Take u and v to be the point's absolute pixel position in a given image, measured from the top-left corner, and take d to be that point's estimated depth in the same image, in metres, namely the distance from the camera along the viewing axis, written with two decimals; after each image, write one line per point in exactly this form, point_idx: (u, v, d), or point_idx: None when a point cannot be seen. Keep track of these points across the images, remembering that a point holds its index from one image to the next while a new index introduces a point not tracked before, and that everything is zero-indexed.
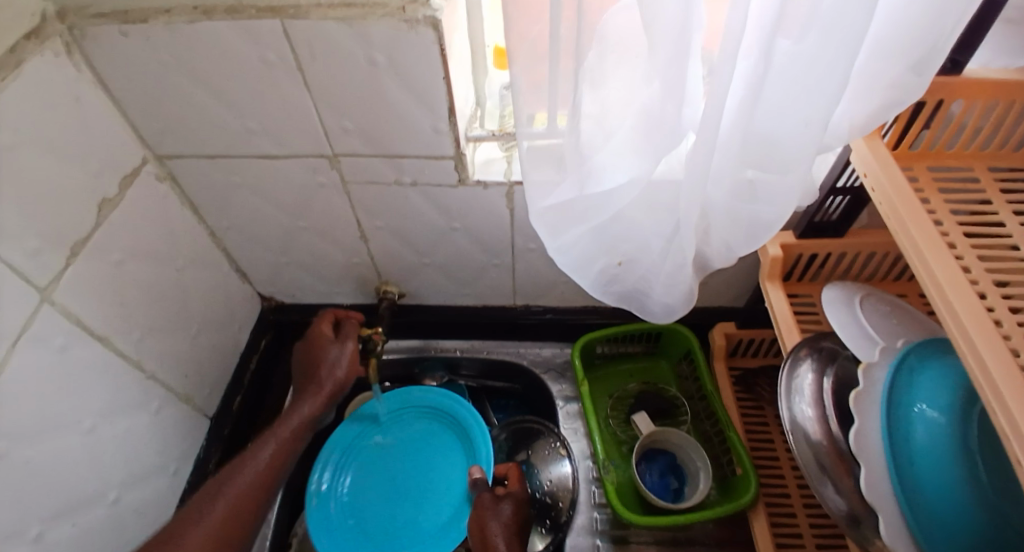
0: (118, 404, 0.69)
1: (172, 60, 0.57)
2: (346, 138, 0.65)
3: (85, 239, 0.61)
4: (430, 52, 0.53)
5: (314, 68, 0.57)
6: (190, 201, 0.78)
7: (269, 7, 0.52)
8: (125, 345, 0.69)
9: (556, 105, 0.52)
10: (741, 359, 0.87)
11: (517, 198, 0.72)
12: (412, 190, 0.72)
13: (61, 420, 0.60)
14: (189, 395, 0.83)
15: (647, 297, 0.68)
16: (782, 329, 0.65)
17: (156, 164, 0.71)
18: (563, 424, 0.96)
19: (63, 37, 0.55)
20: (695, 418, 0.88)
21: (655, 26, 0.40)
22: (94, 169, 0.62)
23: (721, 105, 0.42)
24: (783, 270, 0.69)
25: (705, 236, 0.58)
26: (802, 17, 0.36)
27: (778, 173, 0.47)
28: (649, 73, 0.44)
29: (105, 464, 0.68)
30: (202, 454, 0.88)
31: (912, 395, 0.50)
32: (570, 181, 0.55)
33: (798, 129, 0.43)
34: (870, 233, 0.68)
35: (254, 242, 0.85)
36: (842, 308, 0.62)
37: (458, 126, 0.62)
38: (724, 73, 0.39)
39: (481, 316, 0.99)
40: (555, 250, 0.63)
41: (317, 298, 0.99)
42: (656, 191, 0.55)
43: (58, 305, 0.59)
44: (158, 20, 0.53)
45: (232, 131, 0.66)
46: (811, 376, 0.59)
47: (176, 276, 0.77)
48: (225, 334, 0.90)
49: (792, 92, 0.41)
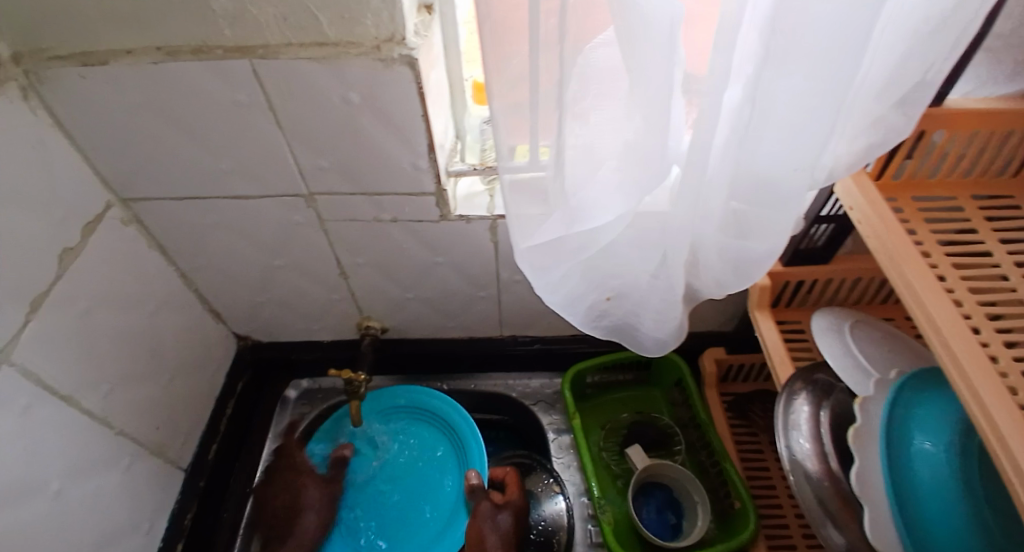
0: (84, 466, 0.65)
1: (137, 103, 0.55)
2: (323, 177, 0.63)
3: (46, 293, 0.58)
4: (408, 90, 0.52)
5: (288, 109, 0.55)
6: (160, 242, 0.74)
7: (238, 47, 0.50)
8: (91, 402, 0.65)
9: (538, 137, 0.50)
10: (732, 384, 0.86)
11: (501, 231, 0.70)
12: (392, 226, 0.70)
13: (24, 491, 0.56)
14: (163, 447, 0.79)
15: (637, 330, 0.67)
16: (775, 361, 0.63)
17: (123, 207, 0.68)
18: (556, 457, 0.93)
19: (19, 80, 0.53)
20: (689, 448, 0.86)
21: (640, 63, 0.39)
22: (55, 219, 0.58)
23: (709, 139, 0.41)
24: (772, 298, 0.68)
25: (695, 270, 0.57)
26: (789, 52, 0.35)
27: (766, 209, 0.46)
28: (631, 107, 0.43)
29: (73, 531, 0.63)
30: (176, 509, 0.83)
31: (909, 433, 0.49)
32: (556, 219, 0.53)
33: (789, 168, 0.42)
34: (857, 258, 0.68)
35: (228, 282, 0.82)
36: (832, 336, 0.62)
37: (438, 162, 0.60)
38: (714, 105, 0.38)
39: (468, 349, 0.96)
40: (541, 288, 0.61)
41: (296, 336, 0.96)
42: (643, 227, 0.53)
43: (19, 365, 0.55)
44: (121, 61, 0.51)
45: (204, 173, 0.63)
46: (807, 410, 0.58)
47: (147, 322, 0.74)
48: (199, 379, 0.86)
49: (781, 131, 0.40)
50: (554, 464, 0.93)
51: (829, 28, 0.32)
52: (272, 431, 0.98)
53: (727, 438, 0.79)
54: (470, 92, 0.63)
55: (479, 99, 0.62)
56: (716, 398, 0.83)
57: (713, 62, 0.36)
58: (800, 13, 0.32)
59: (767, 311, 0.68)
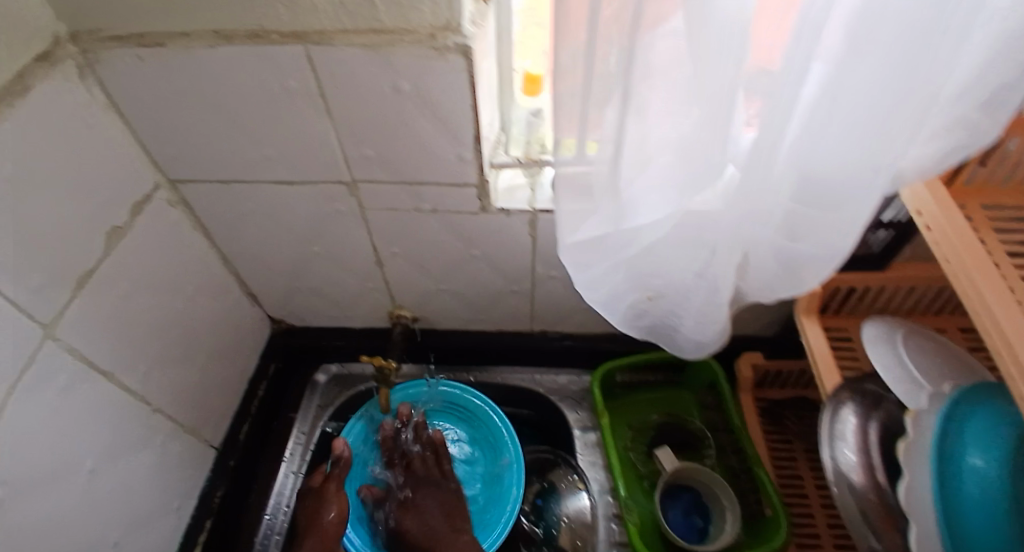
0: (121, 444, 0.66)
1: (188, 87, 0.56)
2: (366, 166, 0.63)
3: (91, 272, 0.59)
4: (458, 80, 0.51)
5: (337, 96, 0.54)
6: (203, 225, 0.75)
7: (293, 32, 0.49)
8: (130, 381, 0.66)
9: (586, 130, 0.47)
10: (767, 390, 0.84)
11: (541, 226, 0.69)
12: (431, 217, 0.70)
13: (61, 466, 0.58)
14: (196, 427, 0.81)
15: (676, 332, 0.66)
16: (820, 369, 0.62)
17: (169, 189, 0.69)
18: (582, 455, 0.93)
19: (76, 60, 0.53)
20: (719, 452, 0.85)
21: (713, 57, 0.37)
22: (103, 200, 0.59)
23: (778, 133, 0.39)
24: (819, 305, 0.66)
25: (741, 272, 0.56)
26: (878, 49, 0.33)
27: (829, 211, 0.45)
28: (693, 99, 0.42)
29: (107, 507, 0.65)
30: (205, 487, 0.85)
31: (962, 447, 0.47)
32: (602, 213, 0.52)
33: (862, 171, 0.40)
34: (910, 267, 0.65)
35: (265, 267, 0.83)
36: (882, 347, 0.59)
37: (483, 153, 0.60)
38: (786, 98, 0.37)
39: (498, 342, 0.96)
40: (582, 284, 0.60)
41: (329, 322, 0.97)
42: (693, 227, 0.52)
43: (62, 342, 0.56)
44: (176, 44, 0.51)
45: (248, 158, 0.64)
46: (853, 421, 0.56)
47: (186, 305, 0.75)
48: (234, 360, 0.88)
49: (855, 130, 0.38)
50: (580, 460, 0.92)
51: (923, 24, 0.31)
52: (299, 415, 0.98)
53: (761, 445, 0.77)
54: (519, 84, 0.62)
55: (530, 90, 0.61)
56: (749, 403, 0.81)
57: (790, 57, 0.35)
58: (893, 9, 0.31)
59: (814, 318, 0.66)
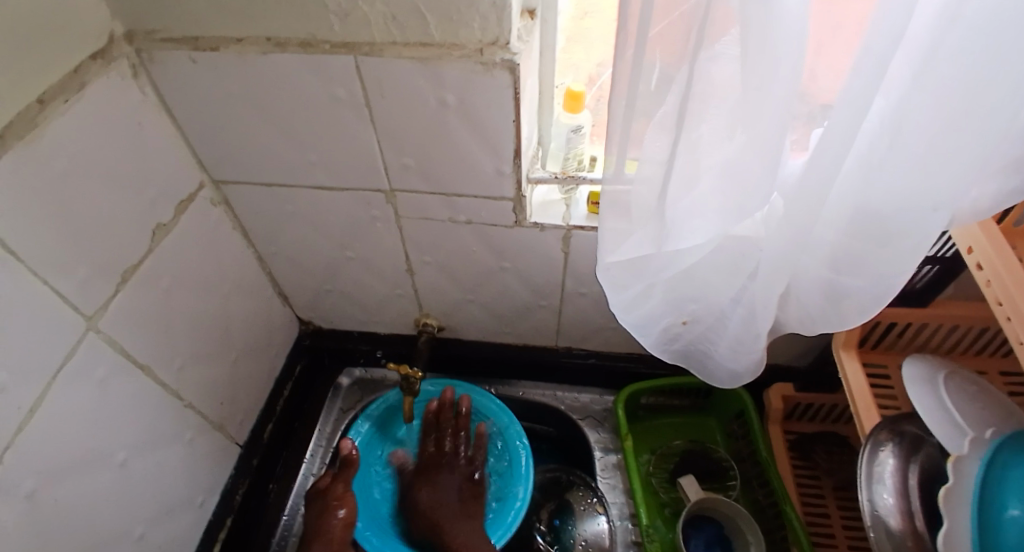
0: (151, 436, 0.67)
1: (239, 91, 0.57)
2: (405, 175, 0.63)
3: (134, 266, 0.60)
4: (503, 95, 0.52)
5: (382, 106, 0.55)
6: (241, 224, 0.77)
7: (343, 43, 0.51)
8: (164, 375, 0.68)
9: (626, 148, 0.46)
10: (796, 423, 0.81)
11: (574, 242, 0.69)
12: (465, 228, 0.70)
13: (95, 454, 0.59)
14: (223, 423, 0.82)
15: (710, 358, 0.64)
16: (858, 406, 0.59)
17: (212, 188, 0.71)
18: (601, 476, 0.91)
19: (130, 59, 0.55)
20: (744, 483, 0.82)
21: (767, 84, 0.36)
22: (149, 197, 0.61)
23: (834, 161, 0.38)
24: (859, 339, 0.64)
25: (783, 303, 0.55)
26: (941, 83, 0.32)
27: (881, 248, 0.43)
28: (737, 125, 0.41)
29: (134, 498, 0.66)
30: (229, 484, 0.86)
31: (1001, 497, 0.44)
32: (645, 234, 0.51)
33: (921, 210, 0.39)
34: (958, 305, 0.62)
35: (298, 268, 0.84)
36: (927, 388, 0.57)
37: (521, 168, 0.60)
38: (842, 127, 0.36)
39: (521, 355, 0.95)
40: (617, 306, 0.60)
41: (355, 325, 0.98)
42: (738, 253, 0.51)
43: (103, 334, 0.57)
44: (229, 49, 0.53)
45: (292, 163, 0.65)
46: (892, 462, 0.53)
47: (222, 302, 0.76)
48: (262, 358, 0.89)
49: (915, 166, 0.37)
50: (598, 483, 0.90)
51: (994, 62, 0.30)
52: (322, 416, 1.00)
53: (789, 481, 0.75)
54: (560, 100, 0.62)
55: (571, 107, 0.59)
56: (778, 435, 0.79)
57: (848, 89, 0.34)
58: (963, 45, 0.30)
59: (853, 352, 0.64)
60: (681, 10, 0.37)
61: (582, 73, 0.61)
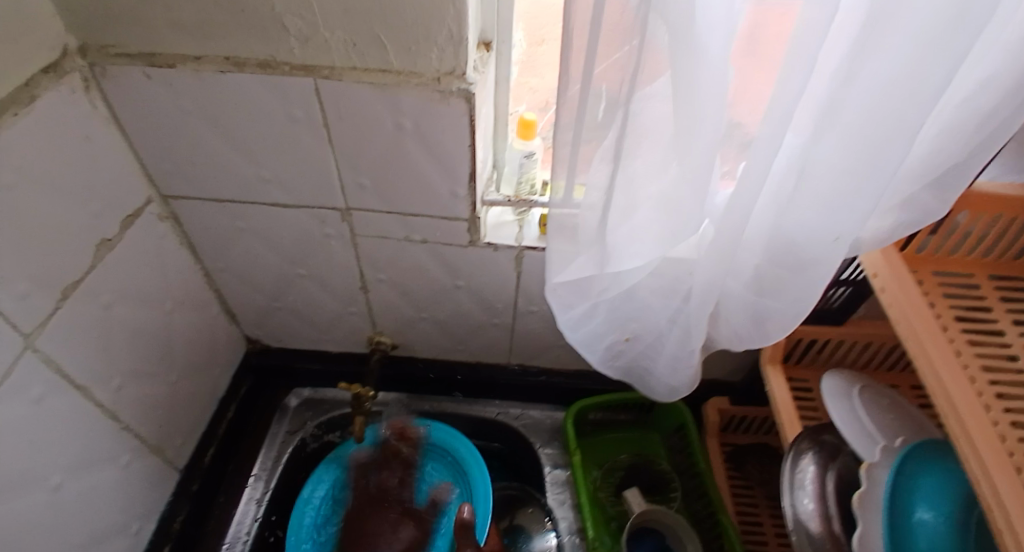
0: (87, 460, 0.64)
1: (194, 107, 0.57)
2: (362, 196, 0.65)
3: (77, 281, 0.58)
4: (460, 123, 0.55)
5: (341, 128, 0.57)
6: (188, 240, 0.75)
7: (303, 66, 0.53)
8: (102, 394, 0.65)
9: (574, 172, 0.49)
10: (732, 435, 0.87)
11: (526, 262, 0.72)
12: (420, 247, 0.71)
13: (26, 479, 0.55)
14: (161, 446, 0.78)
15: (650, 374, 0.68)
16: (783, 418, 0.64)
17: (160, 203, 0.69)
18: (551, 492, 0.91)
19: (82, 72, 0.55)
20: (685, 496, 0.86)
21: (698, 120, 0.40)
22: (95, 212, 0.59)
23: (754, 193, 0.43)
24: (783, 355, 0.69)
25: (714, 322, 0.59)
26: (845, 128, 0.37)
27: (791, 272, 0.48)
28: (670, 157, 0.45)
29: (65, 527, 0.62)
30: (167, 512, 0.81)
31: (911, 502, 0.50)
32: (590, 256, 0.54)
33: (825, 240, 0.44)
34: (868, 324, 0.70)
35: (247, 285, 0.83)
36: (842, 399, 0.62)
37: (476, 191, 0.63)
38: (762, 162, 0.41)
39: (473, 374, 0.97)
40: (565, 323, 0.63)
41: (305, 344, 0.96)
42: (674, 276, 0.55)
43: (41, 352, 0.55)
44: (187, 67, 0.54)
45: (246, 180, 0.65)
46: (812, 469, 0.59)
47: (165, 319, 0.74)
48: (205, 378, 0.86)
49: (823, 203, 0.42)
50: (548, 499, 0.91)
51: (878, 115, 0.36)
52: (267, 440, 0.96)
53: (724, 490, 0.79)
54: (513, 127, 0.67)
55: (523, 134, 0.64)
56: (716, 449, 0.84)
57: (766, 131, 0.39)
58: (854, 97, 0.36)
59: (778, 367, 0.69)
60: (618, 53, 0.41)
61: (536, 99, 0.65)
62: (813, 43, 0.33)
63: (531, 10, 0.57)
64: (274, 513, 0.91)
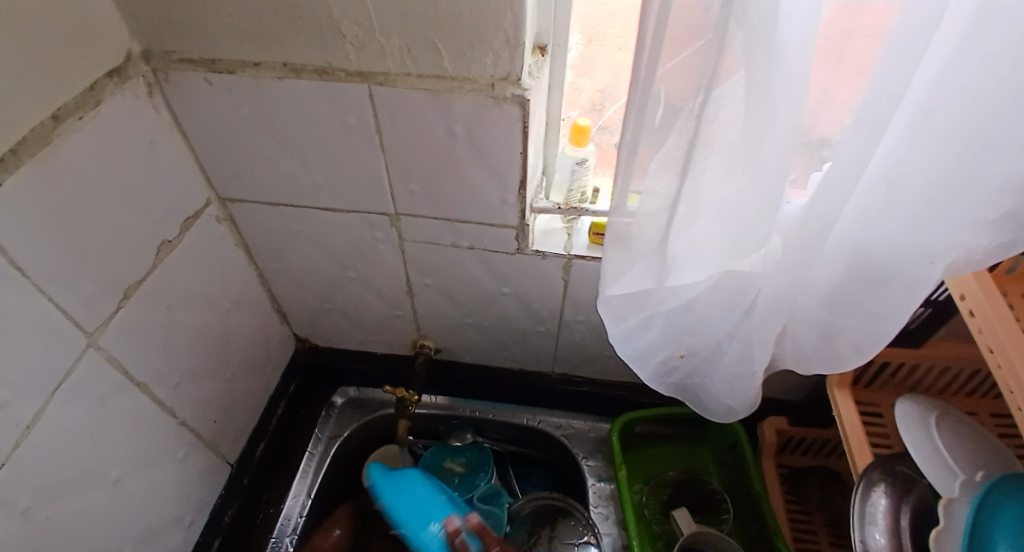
0: (146, 453, 0.66)
1: (253, 114, 0.58)
2: (412, 201, 0.64)
3: (138, 283, 0.60)
4: (512, 128, 0.53)
5: (393, 135, 0.57)
6: (244, 242, 0.77)
7: (359, 72, 0.53)
8: (161, 391, 0.67)
9: (631, 181, 0.47)
10: (788, 456, 0.82)
11: (574, 271, 0.70)
12: (467, 253, 0.71)
13: (88, 472, 0.58)
14: (216, 441, 0.81)
15: (705, 393, 0.65)
16: (851, 443, 0.59)
17: (218, 205, 0.71)
18: (594, 506, 0.90)
19: (145, 77, 0.57)
20: (738, 517, 0.82)
21: (773, 126, 0.37)
22: (158, 215, 0.61)
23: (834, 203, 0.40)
24: (852, 378, 0.65)
25: (779, 340, 0.56)
26: (941, 132, 0.33)
27: (874, 289, 0.44)
28: (733, 166, 0.42)
29: (124, 517, 0.65)
30: (219, 505, 0.84)
31: (991, 538, 0.44)
32: (646, 268, 0.51)
33: (916, 257, 0.40)
34: (948, 346, 0.63)
35: (298, 286, 0.84)
36: (920, 427, 0.57)
37: (526, 198, 0.61)
38: (842, 170, 0.37)
39: (516, 380, 0.95)
40: (617, 337, 0.60)
41: (352, 345, 0.98)
42: (736, 291, 0.52)
43: (103, 349, 0.57)
44: (246, 74, 0.54)
45: (299, 185, 0.66)
46: (885, 502, 0.53)
47: (221, 318, 0.76)
48: (259, 375, 0.89)
49: (913, 215, 0.38)
50: (591, 512, 0.89)
51: (980, 121, 0.32)
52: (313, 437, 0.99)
53: (780, 514, 0.75)
54: (565, 133, 0.65)
55: (576, 140, 0.61)
56: (772, 471, 0.79)
57: (850, 141, 0.36)
58: (957, 105, 0.32)
59: (846, 390, 0.64)
60: (685, 51, 0.37)
61: (585, 99, 0.63)
62: (912, 45, 0.30)
63: (589, 12, 0.55)
64: (320, 506, 0.94)
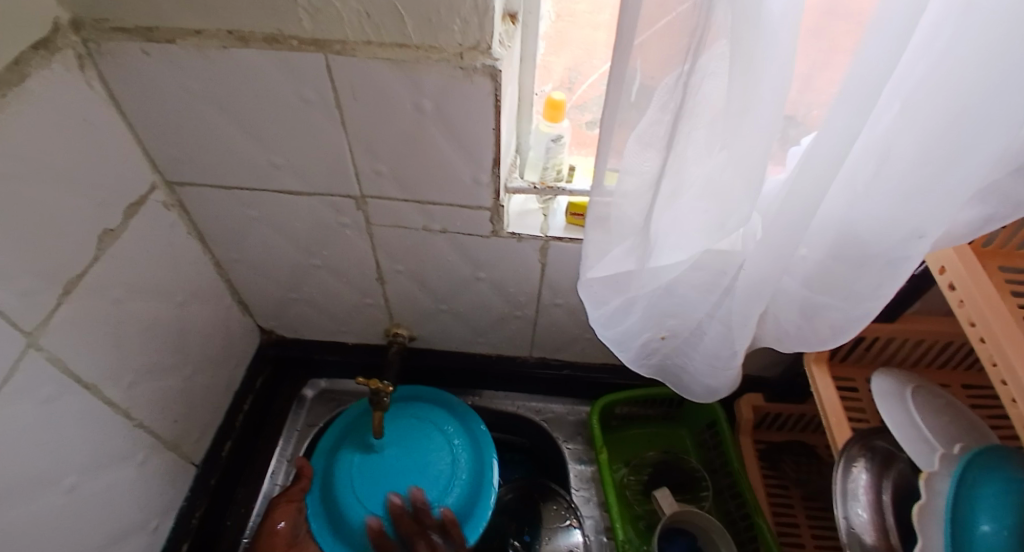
0: (101, 458, 0.62)
1: (199, 89, 0.53)
2: (378, 182, 0.61)
3: (80, 276, 0.55)
4: (484, 102, 0.50)
5: (355, 110, 0.53)
6: (198, 229, 0.72)
7: (314, 40, 0.48)
8: (114, 392, 0.63)
9: (607, 158, 0.44)
10: (765, 432, 0.83)
11: (551, 253, 0.67)
12: (440, 237, 0.67)
13: (38, 480, 0.53)
14: (178, 441, 0.77)
15: (686, 373, 0.64)
16: (830, 421, 0.60)
17: (166, 190, 0.66)
18: (575, 488, 0.90)
19: (76, 49, 0.51)
20: (717, 495, 0.83)
21: (760, 98, 0.35)
22: (97, 202, 0.56)
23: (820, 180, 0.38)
24: (829, 353, 0.65)
25: (761, 320, 0.55)
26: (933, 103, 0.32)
27: (859, 267, 0.43)
28: (715, 140, 0.40)
29: (82, 526, 0.61)
30: (185, 507, 0.80)
31: (973, 513, 0.44)
32: (627, 248, 0.49)
33: (905, 233, 0.38)
34: (923, 319, 0.64)
35: (261, 275, 0.80)
36: (897, 401, 0.57)
37: (500, 178, 0.58)
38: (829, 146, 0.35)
39: (493, 366, 0.93)
40: (598, 320, 0.58)
41: (321, 336, 0.94)
42: (719, 270, 0.50)
43: (45, 350, 0.52)
44: (188, 43, 0.49)
45: (255, 166, 0.61)
46: (865, 478, 0.54)
47: (177, 311, 0.71)
48: (221, 369, 0.84)
49: (902, 189, 0.36)
50: (573, 495, 0.89)
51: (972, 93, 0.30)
52: (285, 431, 0.96)
53: (759, 489, 0.75)
54: (539, 109, 0.62)
55: (551, 116, 0.58)
56: (750, 448, 0.80)
57: (835, 116, 0.34)
58: (949, 76, 0.30)
59: (823, 366, 0.64)
60: (673, 14, 0.34)
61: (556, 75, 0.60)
62: (903, 14, 0.27)
63: None
64: None
